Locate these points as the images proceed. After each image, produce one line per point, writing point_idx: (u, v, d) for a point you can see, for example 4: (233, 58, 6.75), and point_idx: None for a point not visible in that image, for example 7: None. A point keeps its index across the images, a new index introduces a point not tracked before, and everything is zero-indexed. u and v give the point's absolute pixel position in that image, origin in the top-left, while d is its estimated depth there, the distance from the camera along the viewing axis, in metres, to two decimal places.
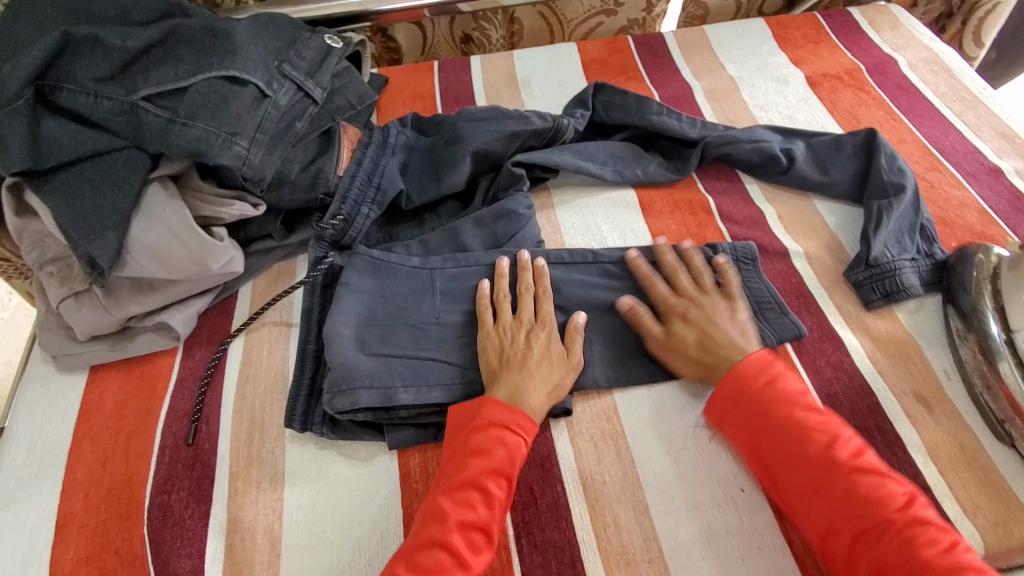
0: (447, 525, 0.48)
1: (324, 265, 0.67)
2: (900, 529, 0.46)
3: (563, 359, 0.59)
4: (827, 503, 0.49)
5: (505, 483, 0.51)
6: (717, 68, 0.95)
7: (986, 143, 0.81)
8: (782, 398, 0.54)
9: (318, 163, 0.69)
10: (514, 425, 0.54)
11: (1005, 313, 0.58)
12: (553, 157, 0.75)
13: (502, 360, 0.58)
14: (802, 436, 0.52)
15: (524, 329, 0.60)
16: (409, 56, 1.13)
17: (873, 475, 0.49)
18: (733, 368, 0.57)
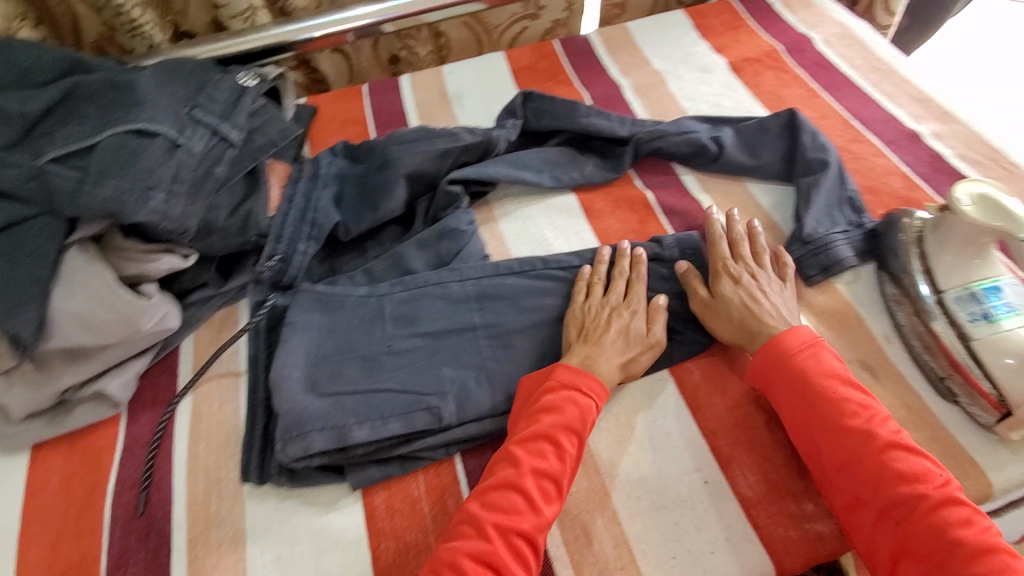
0: (520, 471, 0.51)
1: (265, 308, 0.66)
2: (933, 506, 0.45)
3: (641, 336, 0.61)
4: (861, 475, 0.49)
5: (577, 440, 0.54)
6: (643, 63, 0.96)
7: (903, 109, 0.84)
8: (822, 371, 0.54)
9: (247, 206, 0.67)
10: (586, 387, 0.56)
11: (933, 274, 0.60)
12: (488, 171, 0.74)
13: (581, 334, 0.61)
14: (840, 409, 0.51)
15: (611, 306, 0.63)
16: (338, 84, 1.11)
17: (910, 451, 0.49)
18: (773, 339, 0.57)
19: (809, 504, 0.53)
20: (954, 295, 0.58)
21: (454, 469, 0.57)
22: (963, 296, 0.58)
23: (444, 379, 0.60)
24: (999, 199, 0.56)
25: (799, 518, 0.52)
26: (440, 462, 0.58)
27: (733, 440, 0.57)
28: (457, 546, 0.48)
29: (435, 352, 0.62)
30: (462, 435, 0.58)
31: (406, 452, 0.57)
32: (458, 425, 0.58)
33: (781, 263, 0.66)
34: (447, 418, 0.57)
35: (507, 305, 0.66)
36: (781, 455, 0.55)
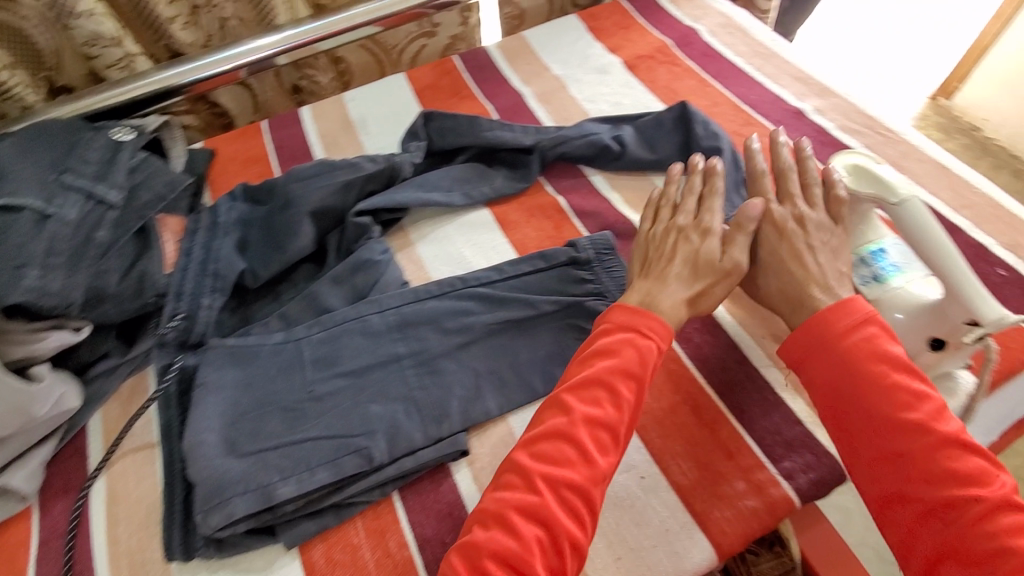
0: (573, 420, 0.51)
1: (174, 371, 0.62)
2: (987, 510, 0.43)
3: (711, 265, 0.60)
4: (907, 471, 0.47)
5: (635, 384, 0.53)
6: (542, 70, 0.98)
7: (787, 89, 0.89)
8: (876, 355, 0.50)
9: (140, 266, 0.64)
10: (645, 326, 0.56)
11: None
12: (396, 197, 0.73)
13: (645, 267, 0.62)
14: (896, 400, 0.48)
15: (678, 230, 0.63)
16: (242, 117, 1.07)
17: (968, 448, 0.46)
18: (822, 317, 0.53)
19: (741, 483, 0.54)
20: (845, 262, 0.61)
21: (394, 507, 0.56)
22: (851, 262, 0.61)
23: (372, 417, 0.58)
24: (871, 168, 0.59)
25: (733, 498, 0.54)
26: (378, 503, 0.56)
27: (662, 432, 0.58)
28: (506, 500, 0.49)
29: (360, 391, 0.60)
30: (397, 471, 0.56)
31: (340, 499, 0.55)
32: (392, 462, 0.56)
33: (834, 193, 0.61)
34: (379, 457, 0.56)
35: (431, 329, 0.65)
36: (710, 439, 0.57)
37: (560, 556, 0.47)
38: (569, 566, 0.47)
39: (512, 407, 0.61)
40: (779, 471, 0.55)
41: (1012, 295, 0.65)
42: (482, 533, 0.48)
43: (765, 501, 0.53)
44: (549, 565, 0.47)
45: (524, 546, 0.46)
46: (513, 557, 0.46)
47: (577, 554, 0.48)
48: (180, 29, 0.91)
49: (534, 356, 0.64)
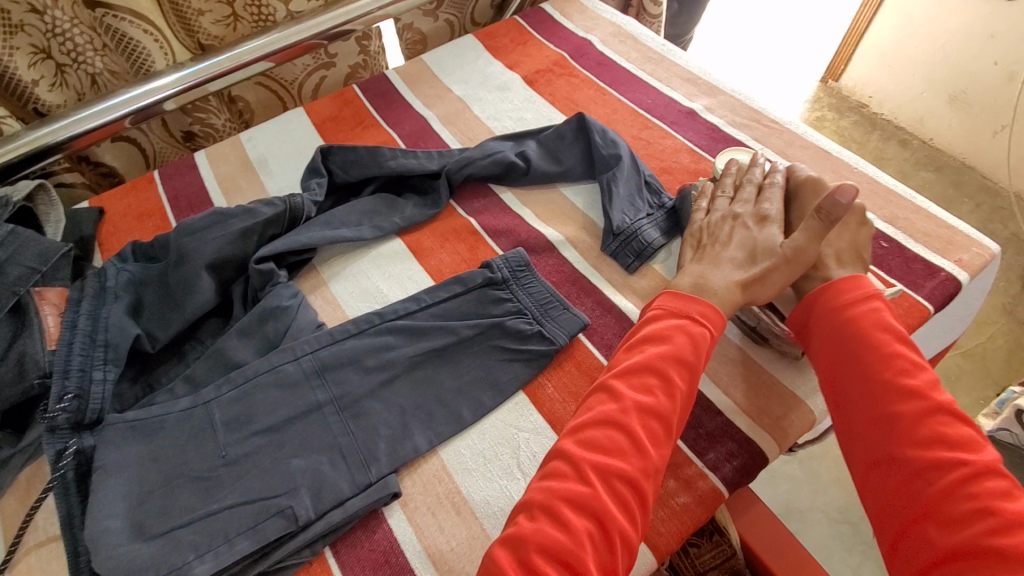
0: (624, 407, 0.53)
1: (68, 456, 0.57)
2: (970, 474, 0.46)
3: (769, 250, 0.62)
4: (896, 431, 0.50)
5: (687, 372, 0.55)
6: (444, 92, 0.98)
7: (678, 91, 0.93)
8: (878, 326, 0.55)
9: (19, 348, 0.59)
10: (694, 312, 0.58)
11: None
12: (300, 238, 0.71)
13: (699, 253, 0.66)
14: (892, 366, 0.53)
15: (733, 218, 0.67)
16: (133, 172, 1.01)
17: (956, 418, 0.49)
18: (831, 289, 0.59)
19: (671, 481, 0.55)
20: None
21: (327, 565, 0.54)
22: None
23: (294, 472, 0.55)
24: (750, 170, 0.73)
25: (666, 497, 0.55)
26: (310, 563, 0.54)
27: None
28: (554, 490, 0.49)
29: (280, 447, 0.57)
30: (326, 527, 0.54)
31: (267, 567, 0.52)
32: (319, 517, 0.54)
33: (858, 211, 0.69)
34: (304, 515, 0.53)
35: (352, 371, 0.63)
36: None
37: (612, 551, 0.46)
38: (619, 561, 0.47)
39: (441, 440, 0.60)
40: (705, 463, 0.56)
41: (894, 265, 0.71)
42: (529, 523, 0.47)
43: (698, 495, 0.55)
44: (599, 558, 0.46)
45: (576, 540, 0.46)
46: (565, 551, 0.45)
47: (627, 550, 0.47)
48: (47, 92, 0.85)
49: (460, 384, 0.62)
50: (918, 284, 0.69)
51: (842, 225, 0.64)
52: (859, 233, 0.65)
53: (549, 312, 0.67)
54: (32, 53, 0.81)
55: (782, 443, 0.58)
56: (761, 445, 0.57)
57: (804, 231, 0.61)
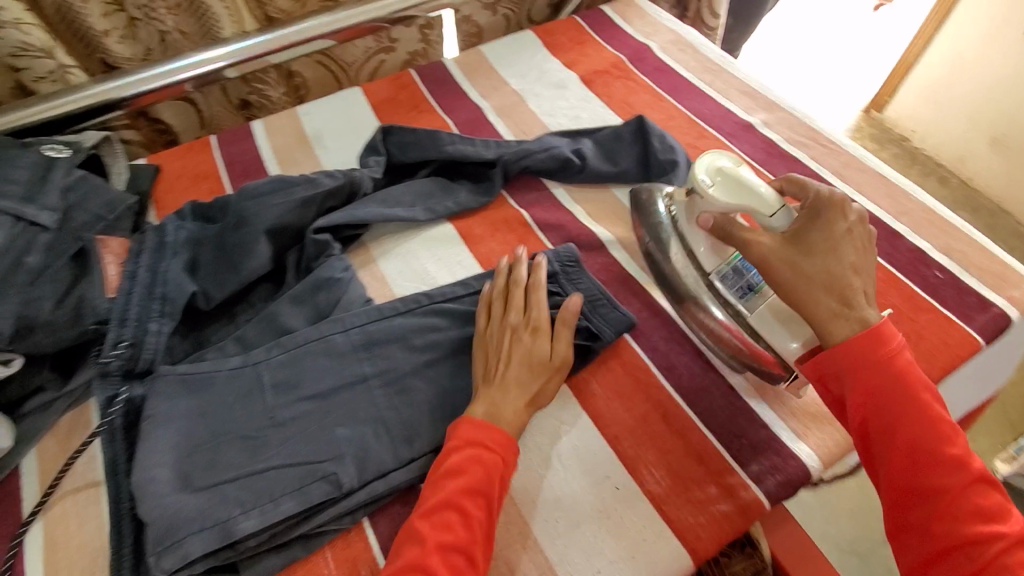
0: (425, 548, 0.47)
1: (119, 403, 0.58)
2: (1007, 548, 0.43)
3: (544, 362, 0.59)
4: (933, 501, 0.46)
5: (484, 501, 0.50)
6: (501, 84, 0.98)
7: (736, 103, 0.93)
8: (912, 382, 0.50)
9: (78, 292, 0.59)
10: (487, 439, 0.53)
11: (695, 263, 0.66)
12: (357, 213, 0.72)
13: (487, 373, 0.59)
14: (930, 430, 0.48)
15: (511, 330, 0.60)
16: (187, 134, 1.03)
17: (991, 485, 0.46)
18: (862, 338, 0.51)
19: (713, 488, 0.55)
20: (719, 273, 0.64)
21: (365, 535, 0.55)
22: (726, 273, 0.64)
23: (339, 440, 0.56)
24: (737, 173, 0.60)
25: (706, 503, 0.54)
26: (348, 531, 0.55)
27: (635, 440, 0.58)
28: None
29: (326, 414, 0.58)
30: (368, 496, 0.55)
31: (307, 530, 0.53)
32: (362, 487, 0.55)
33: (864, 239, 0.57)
34: (348, 483, 0.54)
35: (398, 347, 0.63)
36: (681, 447, 0.58)
37: None
38: None
39: None
40: (748, 474, 0.56)
41: (948, 296, 0.70)
42: None
43: (737, 507, 0.54)
44: None
45: None
46: None
47: None
48: (116, 43, 0.87)
49: None
50: (969, 316, 0.68)
51: (847, 265, 0.54)
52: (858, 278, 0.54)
53: (597, 309, 0.66)
54: (107, 3, 0.82)
55: (827, 463, 0.57)
56: (805, 460, 0.57)
57: (563, 342, 0.60)
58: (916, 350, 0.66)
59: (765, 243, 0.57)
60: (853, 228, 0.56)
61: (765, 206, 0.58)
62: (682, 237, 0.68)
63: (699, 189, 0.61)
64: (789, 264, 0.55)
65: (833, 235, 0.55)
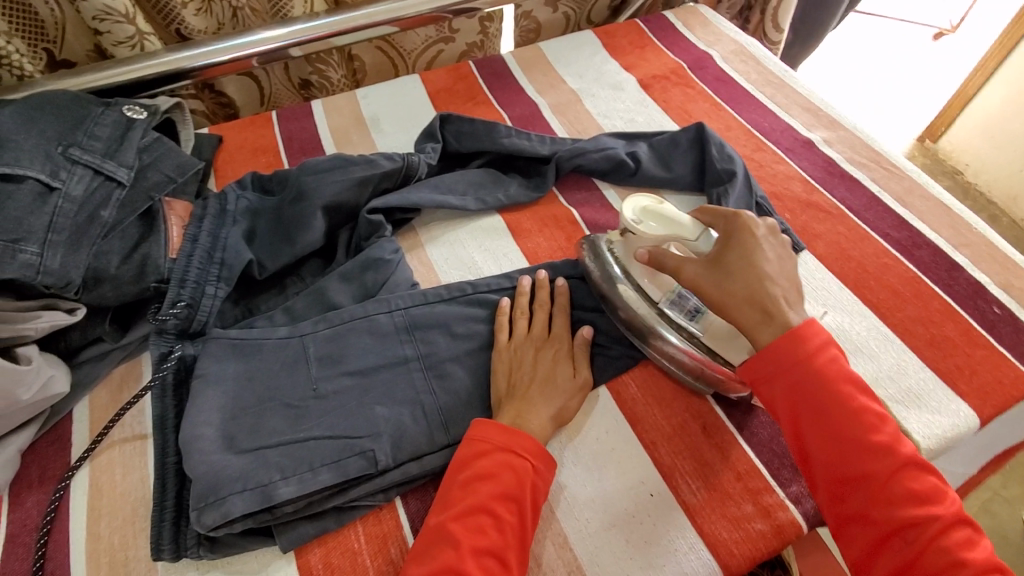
0: (460, 552, 0.47)
1: (172, 359, 0.60)
2: (941, 528, 0.45)
3: (570, 380, 0.60)
4: (870, 491, 0.47)
5: (516, 506, 0.50)
6: (558, 82, 0.98)
7: (796, 119, 0.91)
8: (837, 376, 0.50)
9: (143, 250, 0.61)
10: (517, 444, 0.53)
11: (643, 297, 0.63)
12: (410, 197, 0.73)
13: (509, 388, 0.58)
14: (859, 423, 0.49)
15: (535, 347, 0.61)
16: (246, 109, 1.06)
17: (921, 468, 0.48)
18: (784, 347, 0.51)
19: (749, 505, 0.54)
20: (667, 301, 0.62)
21: (396, 514, 0.55)
22: (673, 299, 0.61)
23: (377, 419, 0.57)
24: (659, 207, 0.62)
25: (742, 520, 0.53)
26: (380, 508, 0.55)
27: (671, 448, 0.58)
28: None
29: (366, 392, 0.59)
30: (402, 477, 0.55)
31: (342, 502, 0.54)
32: (397, 466, 0.55)
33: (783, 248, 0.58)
34: (384, 461, 0.55)
35: (440, 333, 0.64)
36: (718, 461, 0.57)
37: None
38: None
39: None
40: (787, 495, 0.55)
41: (1005, 334, 0.66)
42: None
43: (772, 527, 0.53)
44: None
45: None
46: None
47: None
48: (192, 15, 0.89)
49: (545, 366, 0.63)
50: None
51: (764, 276, 0.55)
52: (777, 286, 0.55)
53: None
54: None
55: None
56: None
57: (583, 364, 0.62)
58: (969, 386, 0.62)
59: (686, 265, 0.58)
60: (764, 237, 0.58)
61: (688, 231, 0.60)
62: (627, 273, 0.64)
63: (630, 228, 0.63)
64: (712, 280, 0.56)
65: (745, 249, 0.56)
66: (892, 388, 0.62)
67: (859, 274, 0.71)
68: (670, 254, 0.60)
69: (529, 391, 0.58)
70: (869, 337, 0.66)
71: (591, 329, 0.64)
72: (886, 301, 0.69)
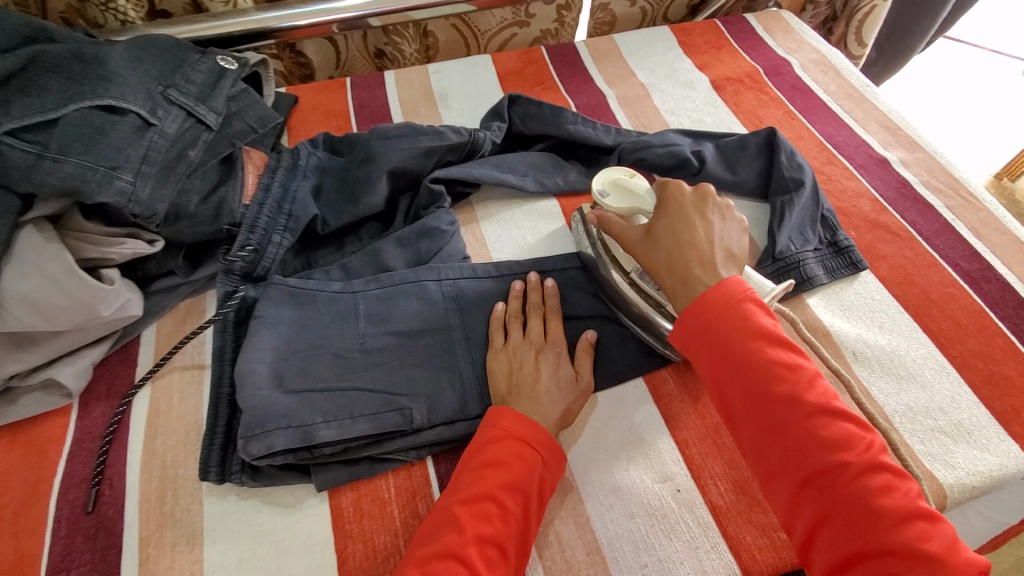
0: (464, 537, 0.47)
1: (235, 299, 0.63)
2: (852, 475, 0.43)
3: (572, 383, 0.58)
4: (786, 443, 0.45)
5: (522, 498, 0.50)
6: (629, 75, 0.98)
7: (873, 136, 0.87)
8: (749, 331, 0.49)
9: (221, 193, 0.65)
10: (531, 435, 0.53)
11: (617, 265, 0.64)
12: (472, 172, 0.74)
13: (511, 387, 0.57)
14: (769, 374, 0.47)
15: (534, 349, 0.60)
16: (321, 70, 1.10)
17: (837, 414, 0.45)
18: (696, 306, 0.51)
19: (777, 514, 0.53)
20: (637, 271, 0.62)
21: (427, 471, 0.57)
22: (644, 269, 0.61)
23: (416, 379, 0.59)
24: (626, 182, 0.65)
25: (769, 528, 0.53)
26: (411, 464, 0.58)
27: (703, 449, 0.57)
28: None
29: (408, 352, 0.61)
30: (435, 437, 0.57)
31: (376, 453, 0.56)
32: (430, 428, 0.57)
33: (715, 213, 0.57)
34: (419, 420, 0.57)
35: (484, 308, 0.65)
36: (747, 462, 0.56)
37: None
38: None
39: None
40: None
41: None
42: None
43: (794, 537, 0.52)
44: None
45: None
46: None
47: None
48: None
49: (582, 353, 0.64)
50: None
51: (680, 240, 0.55)
52: (694, 247, 0.54)
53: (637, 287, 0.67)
54: None
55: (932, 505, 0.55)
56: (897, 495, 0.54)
57: (581, 367, 0.60)
58: None
59: (625, 231, 0.60)
60: (691, 205, 0.57)
61: (647, 203, 0.63)
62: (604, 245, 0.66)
63: (598, 201, 0.66)
64: (642, 250, 0.58)
65: (670, 215, 0.57)
66: (941, 419, 0.59)
67: (921, 301, 0.68)
68: (615, 221, 0.62)
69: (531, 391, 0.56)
70: (924, 365, 0.63)
71: (595, 336, 0.63)
72: (946, 331, 0.66)
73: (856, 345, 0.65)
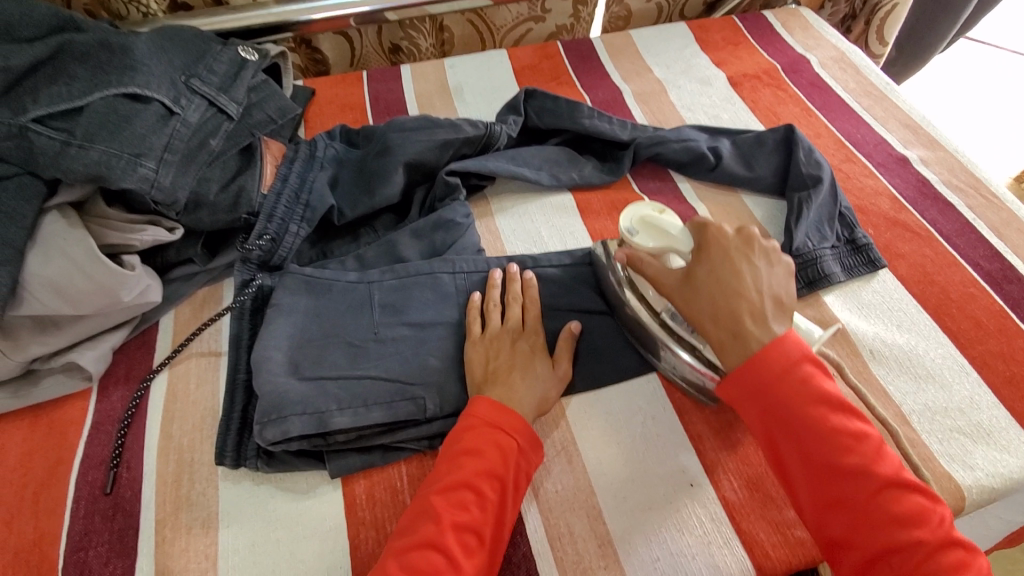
0: (440, 526, 0.47)
1: (252, 288, 0.64)
2: (928, 554, 0.43)
3: (549, 372, 0.59)
4: (855, 517, 0.45)
5: (499, 485, 0.50)
6: (645, 71, 0.97)
7: (893, 134, 0.86)
8: (814, 398, 0.48)
9: (240, 181, 0.65)
10: (507, 423, 0.53)
11: (646, 305, 0.60)
12: (488, 165, 0.74)
13: (487, 374, 0.57)
14: (838, 446, 0.46)
15: (511, 338, 0.60)
16: (337, 66, 1.10)
17: (906, 487, 0.45)
18: (751, 366, 0.49)
19: (792, 511, 0.53)
20: (668, 312, 0.59)
21: None
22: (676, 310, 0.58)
23: (429, 369, 0.59)
24: (656, 218, 0.61)
25: (784, 525, 0.52)
26: (423, 454, 0.58)
27: (717, 446, 0.57)
28: None
29: (421, 342, 0.61)
30: (448, 427, 0.57)
31: (388, 442, 0.57)
32: (442, 417, 0.58)
33: (760, 258, 0.55)
34: (432, 409, 0.57)
35: None
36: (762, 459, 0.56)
37: None
38: None
39: (576, 390, 0.61)
40: None
41: None
42: None
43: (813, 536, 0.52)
44: None
45: None
46: None
47: None
48: None
49: (595, 346, 0.64)
50: None
51: (728, 289, 0.52)
52: (742, 296, 0.52)
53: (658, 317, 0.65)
54: None
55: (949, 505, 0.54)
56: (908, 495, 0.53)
57: (559, 358, 0.60)
58: None
59: (661, 274, 0.57)
60: (735, 248, 0.55)
61: (681, 243, 0.58)
62: (630, 281, 0.62)
63: (626, 238, 0.61)
64: (682, 296, 0.54)
65: (715, 262, 0.54)
66: (961, 419, 0.59)
67: (941, 300, 0.67)
68: (650, 262, 0.58)
69: (507, 379, 0.57)
70: (943, 365, 0.62)
71: (577, 327, 0.63)
72: (966, 331, 0.65)
73: (873, 343, 0.64)
